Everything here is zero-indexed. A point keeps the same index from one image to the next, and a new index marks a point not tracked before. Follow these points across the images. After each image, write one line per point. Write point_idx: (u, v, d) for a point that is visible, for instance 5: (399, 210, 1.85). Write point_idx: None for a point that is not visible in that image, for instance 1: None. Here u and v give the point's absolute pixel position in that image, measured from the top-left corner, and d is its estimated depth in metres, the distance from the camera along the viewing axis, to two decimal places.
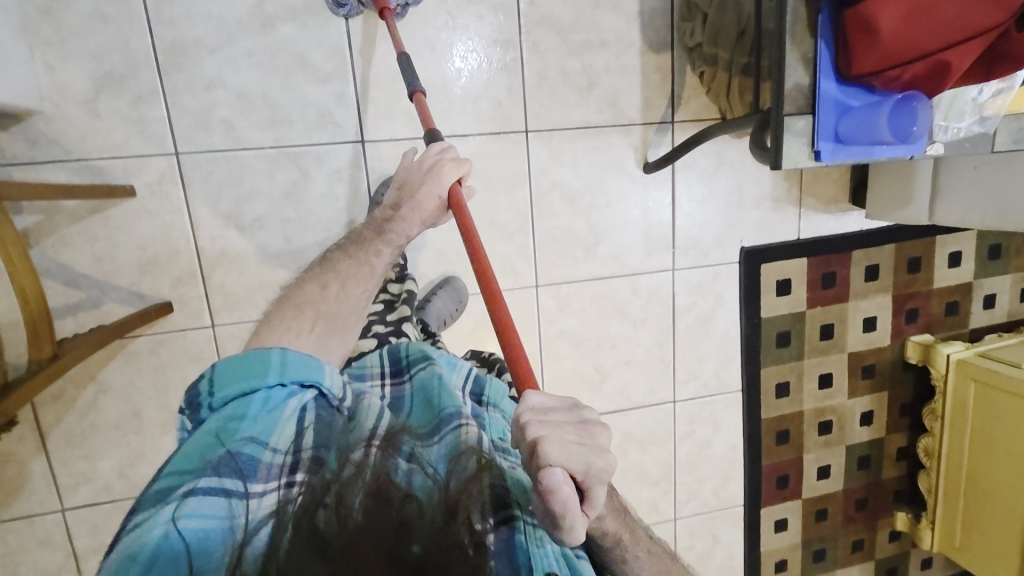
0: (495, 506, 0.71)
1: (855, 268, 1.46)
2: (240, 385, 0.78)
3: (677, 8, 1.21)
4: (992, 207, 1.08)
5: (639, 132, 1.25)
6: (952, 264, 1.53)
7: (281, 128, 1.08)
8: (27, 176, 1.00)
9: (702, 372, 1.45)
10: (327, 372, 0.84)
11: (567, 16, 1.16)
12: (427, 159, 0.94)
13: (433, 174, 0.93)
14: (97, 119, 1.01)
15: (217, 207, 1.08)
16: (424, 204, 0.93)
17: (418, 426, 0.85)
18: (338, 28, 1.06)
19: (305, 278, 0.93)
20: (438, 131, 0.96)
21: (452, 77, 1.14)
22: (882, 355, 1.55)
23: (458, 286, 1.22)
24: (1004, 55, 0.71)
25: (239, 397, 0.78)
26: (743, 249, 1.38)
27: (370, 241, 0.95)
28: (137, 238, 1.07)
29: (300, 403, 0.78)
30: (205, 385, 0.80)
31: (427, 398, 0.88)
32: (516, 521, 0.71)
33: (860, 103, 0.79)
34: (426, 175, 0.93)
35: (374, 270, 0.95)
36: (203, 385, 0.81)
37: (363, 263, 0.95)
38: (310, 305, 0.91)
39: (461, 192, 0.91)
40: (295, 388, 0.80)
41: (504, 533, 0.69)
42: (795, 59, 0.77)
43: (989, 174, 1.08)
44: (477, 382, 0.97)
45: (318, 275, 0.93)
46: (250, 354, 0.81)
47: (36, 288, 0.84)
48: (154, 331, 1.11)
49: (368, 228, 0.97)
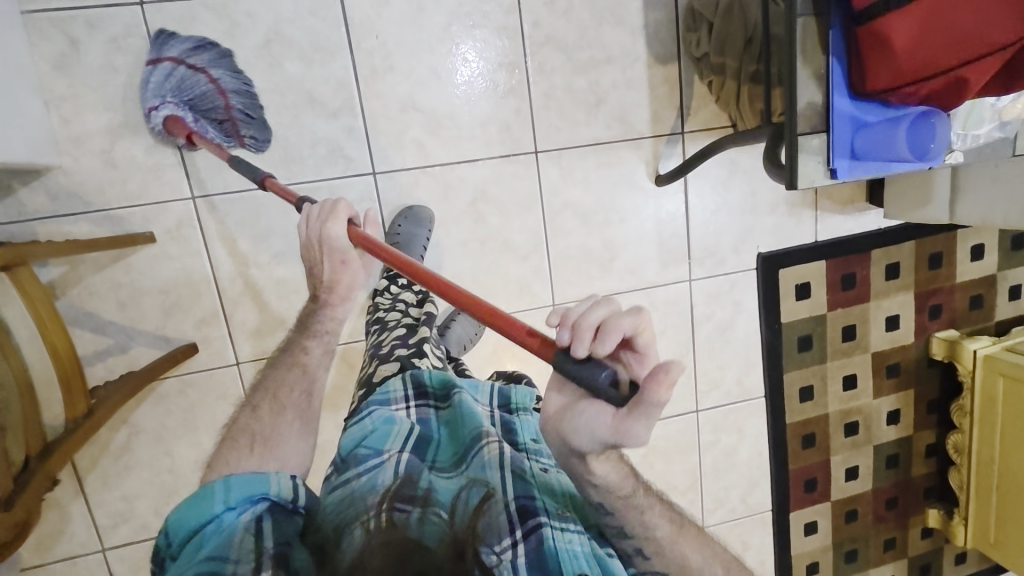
0: (519, 517, 0.67)
1: (874, 268, 1.44)
2: (188, 528, 0.67)
3: (681, 18, 1.20)
4: (1015, 205, 1.06)
5: (649, 145, 1.25)
6: (975, 257, 1.51)
7: (293, 166, 1.09)
8: (50, 230, 1.02)
9: (724, 380, 1.44)
10: (274, 478, 0.73)
11: (572, 35, 1.16)
12: (314, 219, 0.84)
13: (324, 230, 0.83)
14: (114, 169, 1.02)
15: (236, 247, 1.10)
16: (337, 276, 0.90)
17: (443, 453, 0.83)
18: (344, 63, 1.07)
19: (241, 410, 0.92)
20: (299, 198, 0.89)
21: (459, 104, 1.14)
22: (907, 353, 1.53)
23: None
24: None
25: (191, 538, 0.66)
26: (760, 255, 1.37)
27: (300, 340, 0.97)
28: (160, 283, 1.08)
29: (254, 513, 0.67)
30: (162, 537, 0.69)
31: (451, 423, 0.87)
32: (543, 527, 0.66)
33: (876, 118, 0.78)
34: (320, 235, 0.84)
35: (304, 367, 0.95)
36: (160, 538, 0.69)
37: (293, 366, 0.96)
38: (243, 432, 0.86)
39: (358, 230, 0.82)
40: (244, 505, 0.69)
41: (534, 541, 0.65)
42: (807, 76, 0.76)
43: (1010, 172, 1.06)
44: (501, 395, 0.98)
45: (253, 400, 0.93)
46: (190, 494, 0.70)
47: (67, 347, 0.86)
48: (181, 373, 1.12)
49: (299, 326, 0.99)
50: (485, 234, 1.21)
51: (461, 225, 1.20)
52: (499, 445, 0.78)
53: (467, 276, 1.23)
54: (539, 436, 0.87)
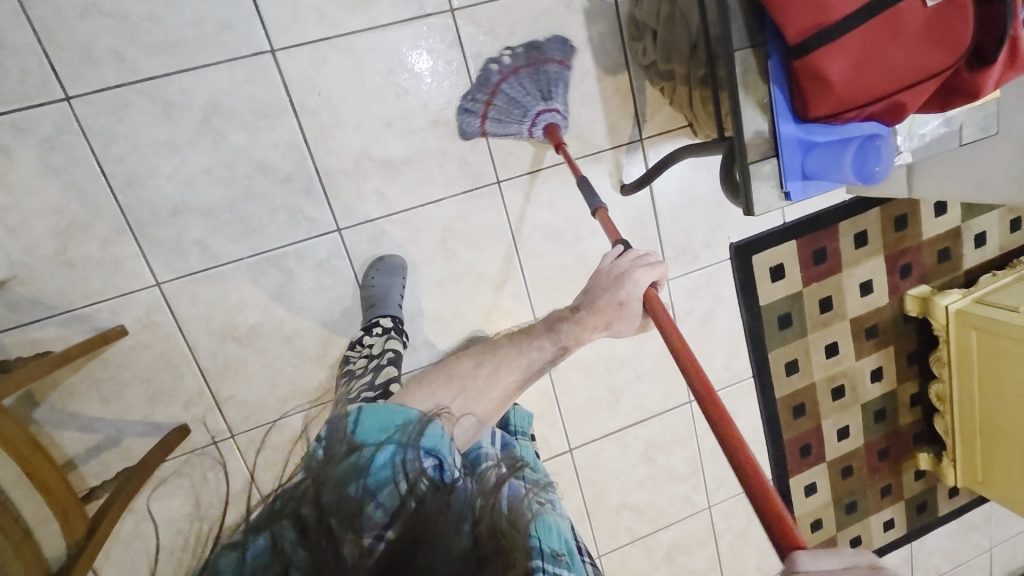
0: None
1: (843, 238, 1.47)
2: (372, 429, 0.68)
3: (625, 26, 1.18)
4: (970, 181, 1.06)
5: (610, 156, 1.24)
6: (938, 213, 1.54)
7: (255, 236, 1.07)
8: (18, 340, 1.00)
9: (712, 368, 1.48)
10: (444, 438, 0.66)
11: (517, 60, 1.13)
12: (618, 266, 0.92)
13: (625, 277, 0.90)
14: (72, 270, 1.00)
15: (211, 325, 1.09)
16: (603, 310, 0.89)
17: None
18: (289, 125, 1.04)
19: (464, 353, 0.88)
20: (621, 241, 0.99)
21: (414, 147, 1.12)
22: (883, 314, 1.57)
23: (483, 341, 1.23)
24: (958, 90, 0.71)
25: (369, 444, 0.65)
26: (732, 245, 1.39)
27: (535, 336, 0.88)
28: (140, 372, 1.07)
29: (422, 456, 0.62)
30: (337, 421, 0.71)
31: None
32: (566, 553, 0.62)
33: (824, 138, 0.78)
34: (615, 280, 0.90)
35: (532, 363, 0.86)
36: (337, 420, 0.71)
37: (523, 354, 0.87)
38: (457, 375, 0.83)
39: (654, 298, 0.90)
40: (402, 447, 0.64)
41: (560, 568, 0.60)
42: (752, 108, 0.76)
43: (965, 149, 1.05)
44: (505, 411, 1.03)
45: (478, 351, 0.87)
46: (386, 408, 0.71)
47: (59, 478, 0.92)
48: (178, 454, 1.13)
49: (538, 323, 0.91)
50: (460, 269, 1.21)
51: (434, 265, 1.19)
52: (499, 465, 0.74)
53: (448, 313, 1.23)
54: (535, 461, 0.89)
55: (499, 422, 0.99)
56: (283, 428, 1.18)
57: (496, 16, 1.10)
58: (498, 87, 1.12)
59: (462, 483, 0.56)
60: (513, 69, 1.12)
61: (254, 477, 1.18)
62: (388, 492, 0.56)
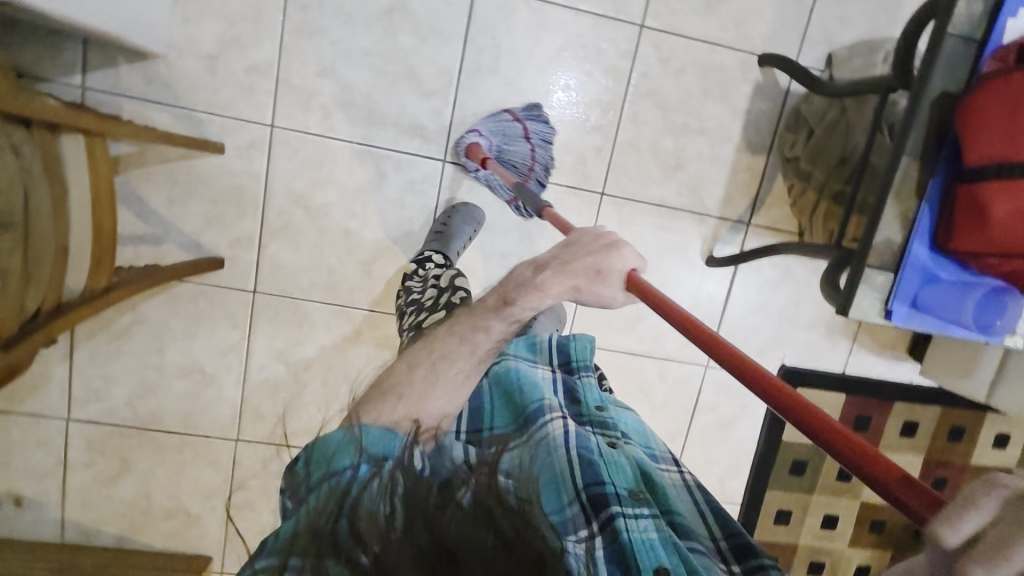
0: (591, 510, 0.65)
1: (893, 419, 1.39)
2: (329, 461, 0.59)
3: (785, 116, 1.19)
4: None
5: (712, 224, 1.24)
6: (997, 445, 1.45)
7: (373, 129, 1.11)
8: (134, 110, 1.06)
9: (707, 476, 1.39)
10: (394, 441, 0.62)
11: (674, 96, 1.16)
12: (603, 236, 0.76)
13: (612, 249, 0.74)
14: (211, 76, 1.06)
15: (293, 184, 1.12)
16: (595, 288, 0.73)
17: (501, 423, 0.76)
18: (454, 51, 1.10)
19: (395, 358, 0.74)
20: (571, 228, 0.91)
21: (546, 125, 1.15)
22: (895, 513, 1.47)
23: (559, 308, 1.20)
24: None
25: (332, 467, 0.58)
26: (782, 366, 1.34)
27: (483, 313, 0.75)
28: (212, 192, 1.11)
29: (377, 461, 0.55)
30: (303, 460, 0.61)
31: (506, 393, 0.79)
32: (615, 518, 0.64)
33: (948, 276, 0.76)
34: (601, 249, 0.74)
35: (478, 348, 0.73)
36: (299, 464, 0.61)
37: (466, 340, 0.74)
38: (393, 386, 0.70)
39: (641, 279, 0.73)
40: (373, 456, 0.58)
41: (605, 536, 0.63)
42: (893, 216, 0.76)
43: None
44: (562, 349, 0.88)
45: (410, 351, 0.73)
46: (340, 432, 0.62)
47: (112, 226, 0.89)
48: (200, 281, 1.14)
49: (492, 293, 0.76)
50: (527, 252, 1.21)
51: (507, 237, 1.20)
52: (565, 421, 0.73)
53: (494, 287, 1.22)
54: (603, 403, 0.82)
55: (560, 360, 0.88)
56: (299, 309, 1.18)
57: (676, 50, 1.14)
58: (525, 125, 1.13)
59: (461, 468, 0.52)
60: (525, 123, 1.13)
61: (250, 339, 1.18)
62: (371, 482, 0.51)
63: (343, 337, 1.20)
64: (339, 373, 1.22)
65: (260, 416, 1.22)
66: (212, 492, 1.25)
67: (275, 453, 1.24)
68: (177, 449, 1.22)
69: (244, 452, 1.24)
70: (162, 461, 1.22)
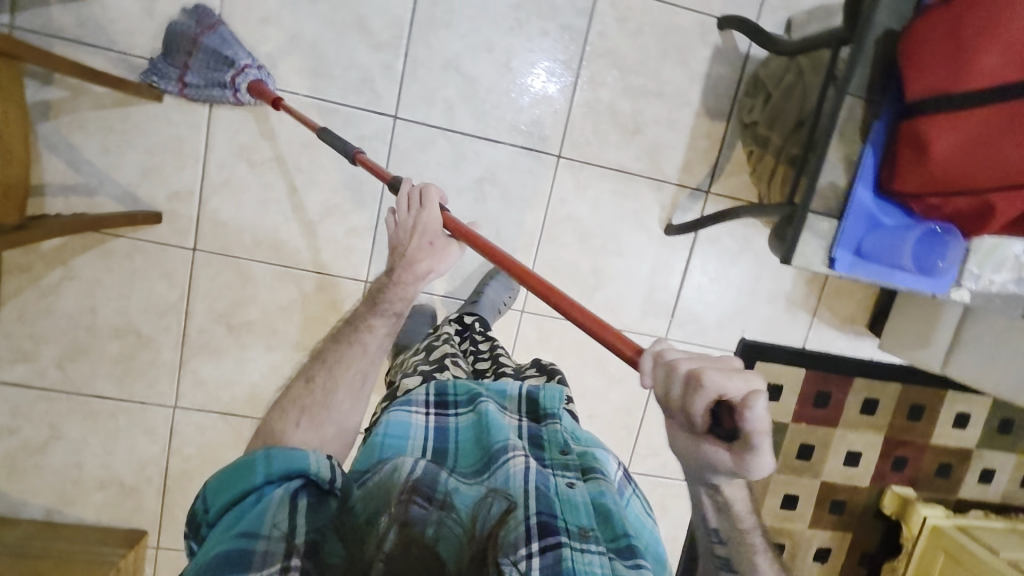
0: (537, 530, 0.63)
1: (852, 395, 1.38)
2: (229, 494, 0.62)
3: (744, 82, 1.18)
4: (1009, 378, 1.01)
5: (670, 191, 1.21)
6: (956, 425, 1.44)
7: (320, 80, 1.08)
8: (66, 52, 1.01)
9: (665, 452, 1.36)
10: (315, 455, 0.65)
11: (632, 58, 1.14)
12: (408, 203, 0.85)
13: (418, 216, 0.84)
14: (150, 19, 1.02)
15: (236, 136, 1.08)
16: (414, 261, 0.86)
17: (464, 463, 0.75)
18: (405, 2, 1.06)
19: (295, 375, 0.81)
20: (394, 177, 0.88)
21: (500, 83, 1.12)
22: (856, 494, 1.44)
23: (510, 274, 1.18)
24: None
25: (233, 505, 0.61)
26: (743, 340, 1.31)
27: (361, 319, 0.86)
28: (150, 143, 1.07)
29: (289, 492, 0.61)
30: (201, 500, 0.64)
31: (476, 430, 0.79)
32: (562, 547, 0.62)
33: (892, 222, 0.75)
34: (413, 219, 0.85)
35: (364, 347, 0.84)
36: (197, 504, 0.64)
37: (352, 343, 0.84)
38: (293, 402, 0.77)
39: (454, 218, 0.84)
40: (279, 484, 0.62)
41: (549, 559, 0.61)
42: (836, 158, 0.74)
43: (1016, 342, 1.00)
44: (530, 399, 0.87)
45: (305, 368, 0.82)
46: (236, 461, 0.65)
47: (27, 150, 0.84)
48: (136, 236, 1.09)
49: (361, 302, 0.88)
50: (480, 216, 1.18)
51: (460, 199, 1.16)
52: (526, 459, 0.72)
53: None
54: (569, 445, 0.80)
55: (528, 409, 0.86)
56: (241, 269, 1.13)
57: (634, 10, 1.12)
58: (199, 42, 1.00)
59: (405, 507, 0.57)
60: (188, 33, 1.00)
61: (189, 299, 1.13)
62: (280, 538, 0.57)
63: (287, 298, 1.16)
64: (284, 337, 1.17)
65: (199, 381, 1.17)
66: (147, 461, 1.19)
67: (215, 420, 1.19)
68: (109, 416, 1.16)
69: (182, 419, 1.18)
70: (93, 428, 1.16)
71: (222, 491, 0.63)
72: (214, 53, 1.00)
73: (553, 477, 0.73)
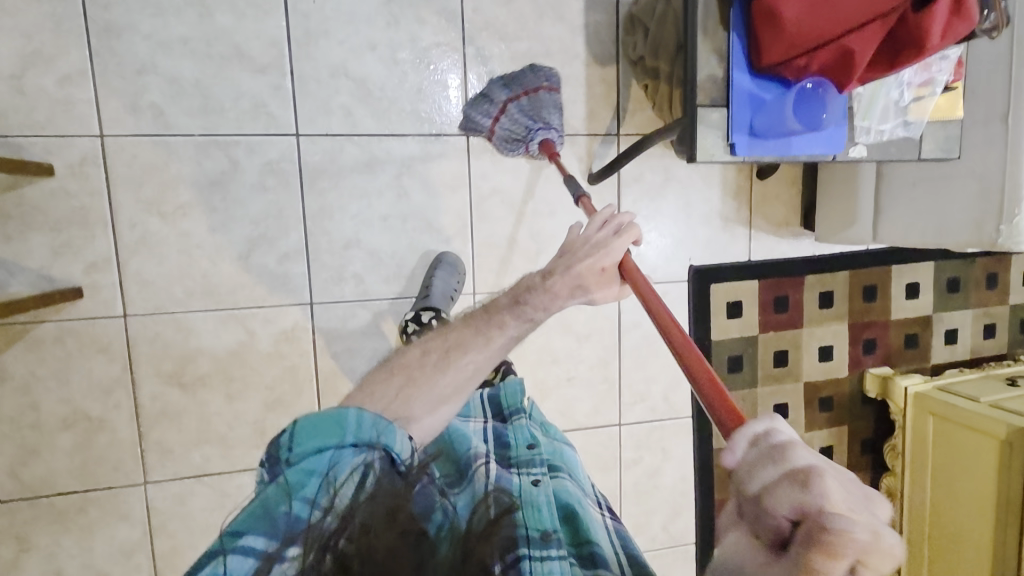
0: None
1: (808, 293, 1.42)
2: (319, 442, 0.65)
3: (622, 23, 1.22)
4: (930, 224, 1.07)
5: (584, 142, 1.24)
6: (909, 296, 1.50)
7: (211, 116, 1.07)
8: None
9: (650, 395, 1.38)
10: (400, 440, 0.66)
11: (512, 25, 1.18)
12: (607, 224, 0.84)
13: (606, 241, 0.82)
14: (20, 96, 1.00)
15: (141, 192, 1.06)
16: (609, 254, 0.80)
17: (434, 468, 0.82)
18: (277, 22, 1.07)
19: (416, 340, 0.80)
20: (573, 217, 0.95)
21: (392, 78, 1.14)
22: (840, 386, 1.48)
23: (452, 260, 1.18)
24: (907, 42, 0.71)
25: (316, 455, 0.64)
26: (692, 267, 1.34)
27: (498, 312, 0.79)
28: (52, 219, 1.03)
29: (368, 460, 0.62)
30: (288, 436, 0.67)
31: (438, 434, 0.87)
32: (522, 554, 0.65)
33: (772, 97, 0.78)
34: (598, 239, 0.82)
35: (491, 341, 0.77)
36: (285, 437, 0.67)
37: (482, 333, 0.78)
38: (402, 372, 0.76)
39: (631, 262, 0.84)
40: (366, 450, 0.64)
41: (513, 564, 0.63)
42: (707, 51, 0.77)
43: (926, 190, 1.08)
44: (496, 402, 0.97)
45: (432, 340, 0.79)
46: (327, 412, 0.68)
47: None
48: (61, 318, 1.05)
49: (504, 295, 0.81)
50: (408, 211, 1.18)
51: (384, 199, 1.17)
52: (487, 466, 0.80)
53: (385, 252, 1.18)
54: (534, 443, 0.87)
55: (494, 411, 0.96)
56: (180, 324, 1.10)
57: None
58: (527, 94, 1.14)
59: (415, 470, 0.60)
60: (518, 91, 1.15)
61: (133, 368, 1.09)
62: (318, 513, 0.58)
63: (236, 341, 1.13)
64: (242, 381, 1.14)
65: (166, 449, 1.12)
66: (131, 548, 1.13)
67: (192, 486, 1.14)
68: (79, 511, 1.10)
69: (157, 494, 1.13)
70: (65, 529, 1.10)
71: (314, 434, 0.65)
72: (529, 107, 1.14)
73: (518, 476, 0.80)
